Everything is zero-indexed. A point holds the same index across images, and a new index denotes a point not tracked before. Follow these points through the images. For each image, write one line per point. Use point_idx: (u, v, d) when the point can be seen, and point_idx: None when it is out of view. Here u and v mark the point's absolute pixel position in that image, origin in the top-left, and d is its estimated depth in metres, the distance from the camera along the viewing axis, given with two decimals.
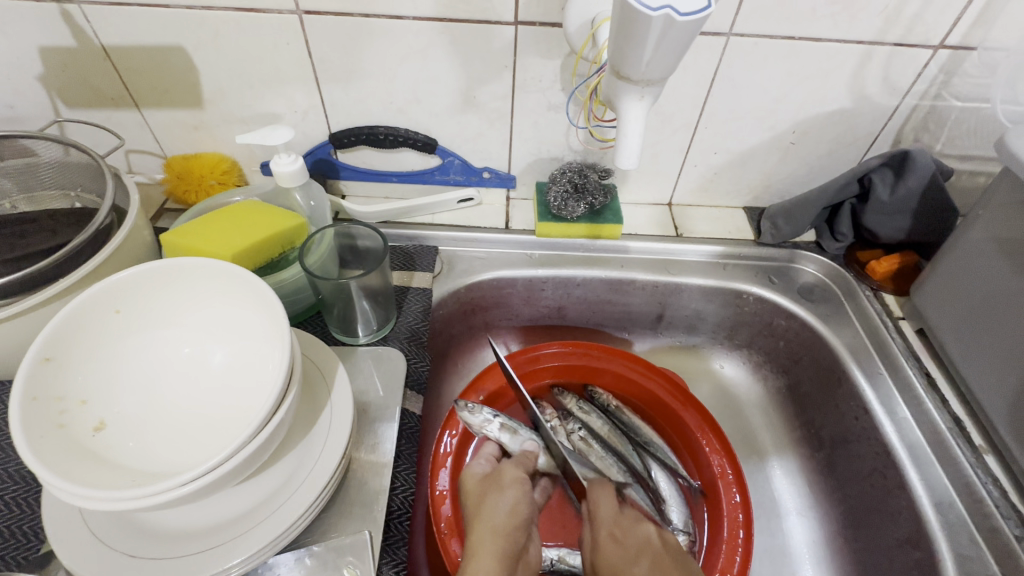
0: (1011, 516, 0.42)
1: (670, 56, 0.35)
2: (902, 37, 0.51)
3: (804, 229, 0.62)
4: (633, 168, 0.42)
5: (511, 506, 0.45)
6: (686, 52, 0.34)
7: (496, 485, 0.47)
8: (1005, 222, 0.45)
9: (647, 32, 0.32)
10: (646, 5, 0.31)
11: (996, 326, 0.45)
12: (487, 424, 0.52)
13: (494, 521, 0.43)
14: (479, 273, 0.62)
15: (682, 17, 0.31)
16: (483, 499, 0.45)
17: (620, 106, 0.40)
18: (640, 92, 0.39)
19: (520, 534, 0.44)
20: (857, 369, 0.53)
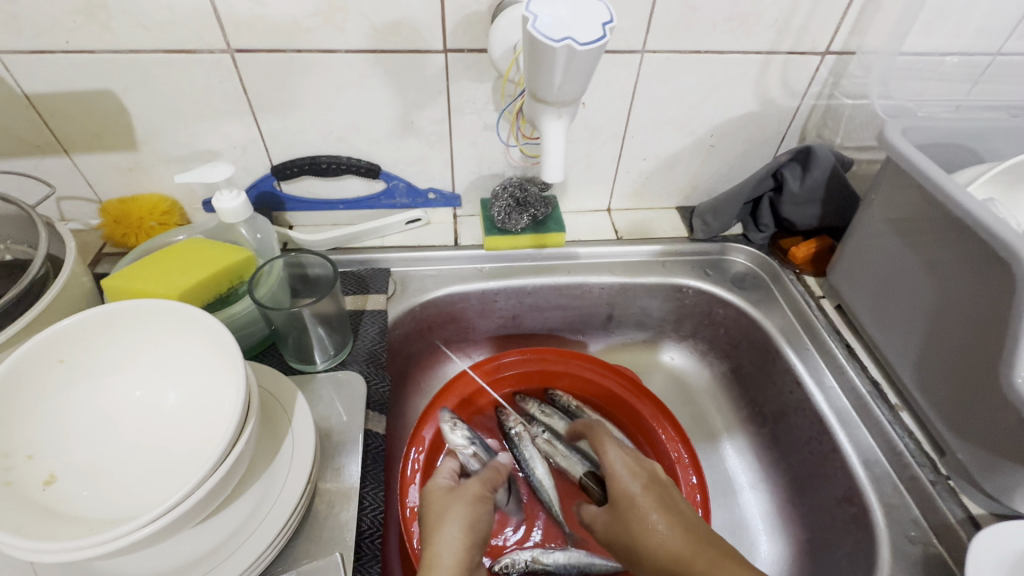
0: (926, 464, 0.47)
1: (580, 80, 0.39)
2: (794, 46, 0.57)
3: (731, 223, 0.68)
4: (559, 181, 0.46)
5: (469, 518, 0.45)
6: (592, 77, 0.38)
7: (457, 495, 0.47)
8: (893, 204, 0.50)
9: (555, 61, 0.36)
10: (548, 38, 0.34)
11: (897, 297, 0.51)
12: (462, 447, 0.55)
13: (451, 534, 0.43)
14: (433, 290, 0.64)
15: (582, 47, 0.34)
16: (439, 508, 0.45)
17: (542, 126, 0.44)
18: (558, 112, 0.42)
19: (475, 551, 0.43)
20: (789, 348, 0.58)
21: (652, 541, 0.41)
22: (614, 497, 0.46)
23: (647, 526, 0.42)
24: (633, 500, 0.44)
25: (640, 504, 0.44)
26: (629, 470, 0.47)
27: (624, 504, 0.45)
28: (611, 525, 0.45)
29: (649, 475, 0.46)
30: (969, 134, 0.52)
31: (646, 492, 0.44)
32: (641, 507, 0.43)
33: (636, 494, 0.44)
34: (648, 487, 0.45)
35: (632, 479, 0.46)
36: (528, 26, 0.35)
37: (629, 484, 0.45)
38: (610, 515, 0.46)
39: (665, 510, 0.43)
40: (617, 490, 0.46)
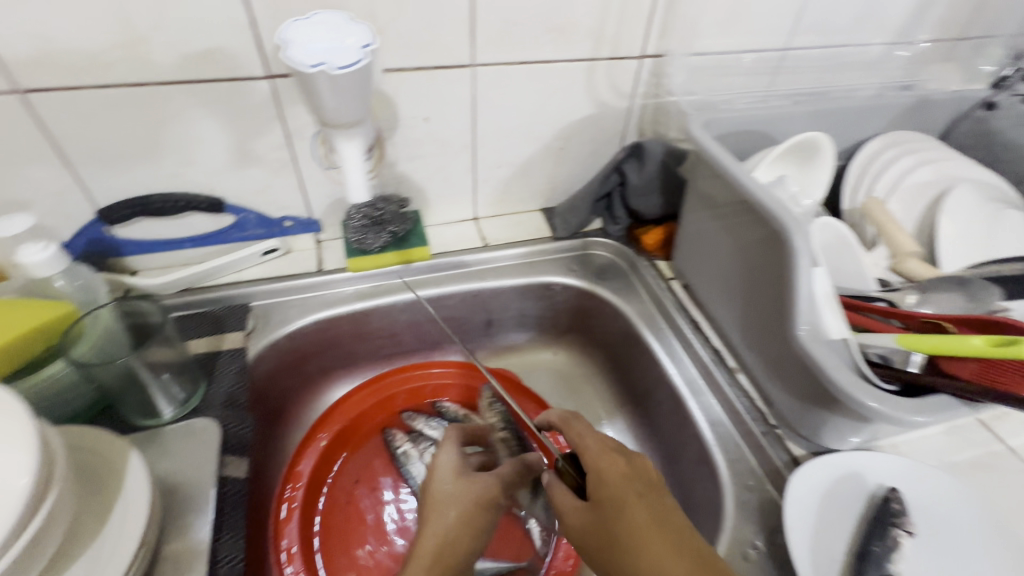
0: (758, 418, 0.52)
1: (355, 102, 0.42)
2: (612, 52, 0.62)
3: (587, 219, 0.71)
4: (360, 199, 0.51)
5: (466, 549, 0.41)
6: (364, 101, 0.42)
7: (460, 486, 0.45)
8: (705, 189, 0.55)
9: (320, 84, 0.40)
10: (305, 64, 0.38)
11: (722, 272, 0.56)
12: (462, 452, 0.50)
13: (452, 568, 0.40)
14: (298, 319, 0.62)
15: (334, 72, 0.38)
16: (441, 494, 0.44)
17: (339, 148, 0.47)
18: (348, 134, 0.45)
19: (466, 538, 0.42)
20: (646, 330, 0.63)
21: (643, 550, 0.33)
22: (598, 496, 0.37)
23: (635, 531, 0.34)
24: (625, 501, 0.36)
25: (632, 508, 0.35)
26: (616, 471, 0.38)
27: (613, 504, 0.36)
28: (592, 525, 0.36)
29: (641, 477, 0.38)
30: (763, 120, 0.59)
31: (635, 497, 0.36)
32: (633, 512, 0.35)
33: (626, 495, 0.36)
34: (640, 490, 0.36)
35: (622, 480, 0.37)
36: (281, 54, 0.40)
37: (616, 482, 0.37)
38: (590, 514, 0.37)
39: (659, 521, 0.34)
40: (605, 488, 0.37)
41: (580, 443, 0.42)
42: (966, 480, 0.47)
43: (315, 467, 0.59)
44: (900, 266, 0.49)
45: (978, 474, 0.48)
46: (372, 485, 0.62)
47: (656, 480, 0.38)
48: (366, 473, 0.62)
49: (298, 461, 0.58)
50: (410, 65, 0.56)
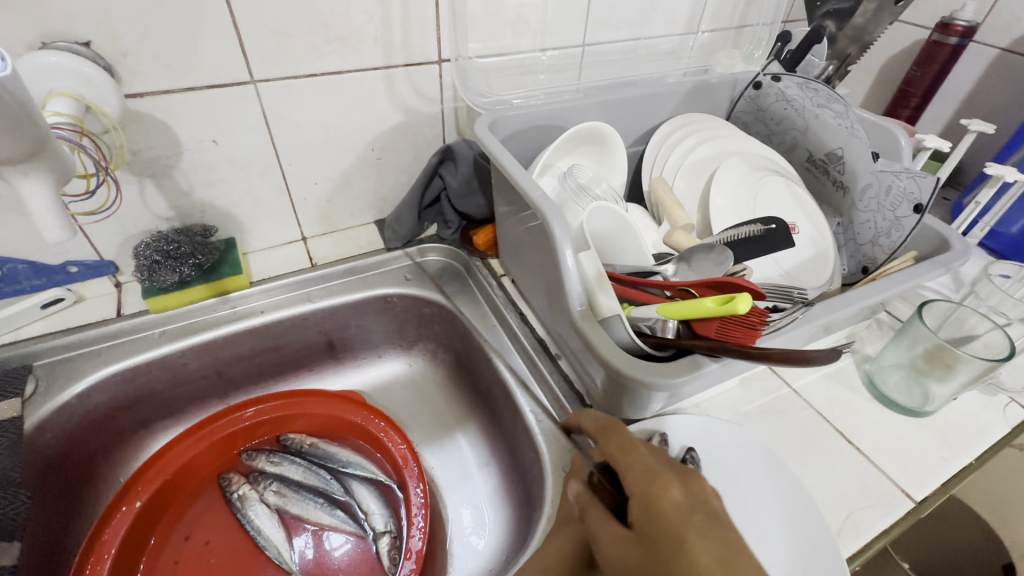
0: (574, 400, 0.54)
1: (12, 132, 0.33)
2: (407, 58, 0.61)
3: (418, 228, 0.71)
4: (61, 240, 0.40)
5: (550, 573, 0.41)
6: (21, 125, 0.33)
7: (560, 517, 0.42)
8: (503, 185, 0.57)
9: None
10: None
11: (533, 262, 0.58)
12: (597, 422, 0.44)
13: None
14: (90, 374, 0.55)
15: None
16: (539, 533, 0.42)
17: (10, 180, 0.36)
18: (21, 167, 0.35)
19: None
20: (481, 330, 0.63)
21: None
22: (647, 531, 0.30)
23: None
24: (685, 539, 0.29)
25: (693, 550, 0.28)
26: (671, 502, 0.31)
27: (664, 541, 0.29)
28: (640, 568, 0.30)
29: (698, 508, 0.30)
30: (553, 115, 0.61)
31: (693, 534, 0.29)
32: (694, 553, 0.28)
33: (686, 532, 0.29)
34: (701, 528, 0.29)
35: (677, 511, 0.30)
36: None
37: (672, 514, 0.30)
38: (641, 553, 0.30)
39: (726, 568, 0.27)
40: (658, 523, 0.30)
41: (625, 461, 0.35)
42: (754, 427, 0.51)
43: (128, 533, 0.53)
44: (669, 239, 0.54)
45: (765, 419, 0.52)
46: (206, 539, 0.57)
47: (709, 513, 0.30)
48: (199, 527, 0.58)
49: (104, 530, 0.51)
50: (177, 85, 0.51)
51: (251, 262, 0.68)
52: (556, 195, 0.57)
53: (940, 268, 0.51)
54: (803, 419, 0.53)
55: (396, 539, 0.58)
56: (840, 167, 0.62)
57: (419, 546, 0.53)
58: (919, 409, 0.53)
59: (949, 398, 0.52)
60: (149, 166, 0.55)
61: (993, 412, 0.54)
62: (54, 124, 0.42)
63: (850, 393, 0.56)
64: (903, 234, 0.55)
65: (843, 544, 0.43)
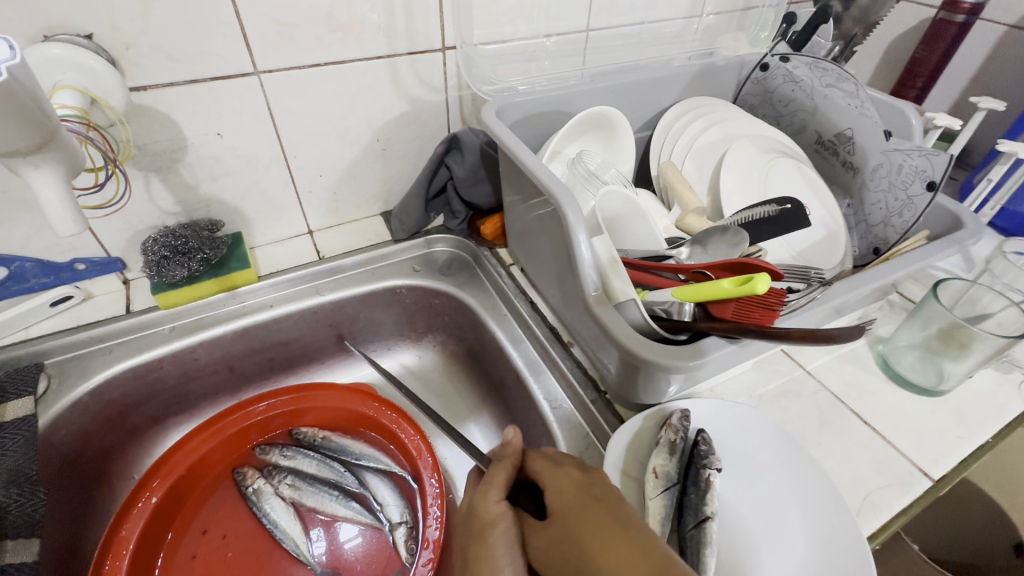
0: (588, 387, 0.54)
1: (20, 123, 0.32)
2: (411, 46, 0.60)
3: (425, 219, 0.71)
4: (74, 232, 0.39)
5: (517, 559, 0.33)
6: (27, 114, 0.32)
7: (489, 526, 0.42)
8: (512, 173, 0.56)
9: None
10: None
11: (542, 250, 0.57)
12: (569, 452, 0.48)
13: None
14: (102, 371, 0.55)
15: None
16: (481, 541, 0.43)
17: (21, 173, 0.36)
18: (33, 159, 0.35)
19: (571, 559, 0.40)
20: (493, 321, 0.63)
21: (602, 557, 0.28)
22: (553, 509, 0.33)
23: (591, 536, 0.30)
24: (584, 506, 0.32)
25: (591, 512, 0.31)
26: (568, 483, 0.35)
27: (569, 513, 0.32)
28: (546, 543, 0.32)
29: (596, 484, 0.34)
30: (559, 101, 0.61)
31: (592, 502, 0.32)
32: (595, 512, 0.31)
33: (587, 500, 0.32)
34: (598, 497, 0.33)
35: (574, 488, 0.34)
36: None
37: (573, 494, 0.34)
38: (546, 530, 0.32)
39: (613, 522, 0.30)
40: (562, 500, 0.34)
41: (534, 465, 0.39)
42: (769, 409, 0.51)
43: (146, 528, 0.53)
44: (682, 223, 0.54)
45: (780, 401, 0.52)
46: (224, 533, 0.58)
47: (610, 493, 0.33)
48: (216, 521, 0.58)
49: (121, 525, 0.51)
50: (181, 77, 0.51)
51: (259, 257, 0.67)
52: (566, 179, 0.57)
53: (954, 246, 0.50)
54: (818, 401, 0.52)
55: (412, 530, 0.58)
56: (850, 148, 0.62)
57: (437, 536, 0.53)
58: (934, 388, 0.53)
59: (964, 375, 0.52)
60: (155, 160, 0.54)
61: (1008, 389, 0.54)
62: (62, 117, 0.41)
63: (864, 374, 0.55)
64: (916, 213, 0.54)
65: (863, 522, 0.43)
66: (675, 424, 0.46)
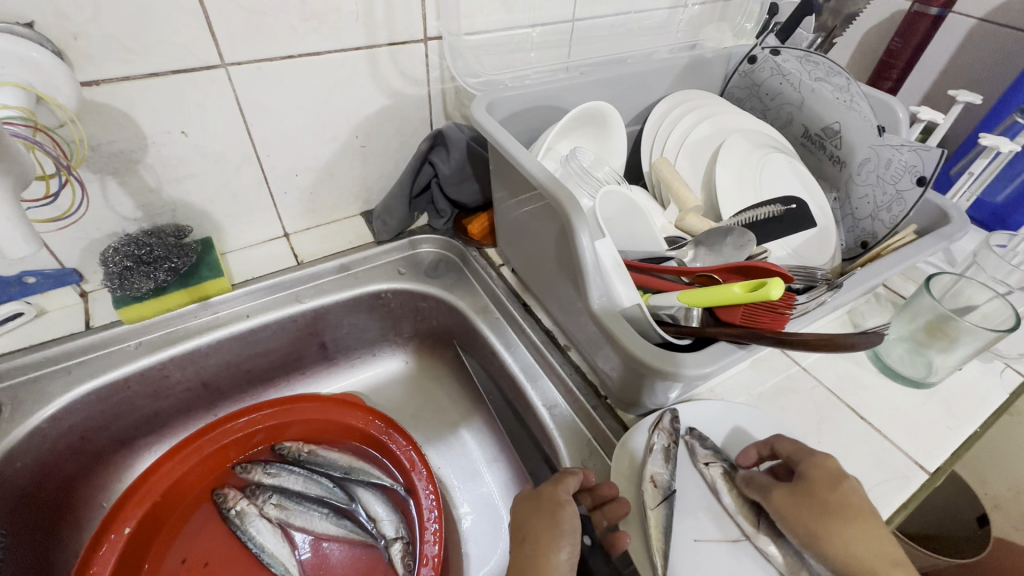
0: (587, 391, 0.53)
1: None
2: (391, 37, 0.57)
3: (409, 220, 0.68)
4: (30, 253, 0.35)
5: (574, 546, 0.38)
6: None
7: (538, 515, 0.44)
8: (502, 170, 0.54)
9: None
10: None
11: (535, 251, 0.55)
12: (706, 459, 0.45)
13: (561, 561, 0.37)
14: (61, 395, 0.50)
15: None
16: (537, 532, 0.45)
17: None
18: None
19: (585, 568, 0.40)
20: (484, 324, 0.61)
21: (841, 531, 0.36)
22: (810, 477, 0.39)
23: (848, 516, 0.37)
24: (838, 486, 0.38)
25: (844, 495, 0.38)
26: (831, 469, 0.39)
27: (823, 485, 0.38)
28: (793, 503, 0.39)
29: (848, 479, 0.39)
30: (551, 96, 0.58)
31: (846, 489, 0.38)
32: (843, 495, 0.38)
33: (840, 486, 0.38)
34: (852, 484, 0.38)
35: (836, 473, 0.39)
36: None
37: (832, 477, 0.39)
38: (794, 489, 0.39)
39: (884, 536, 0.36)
40: (818, 476, 0.39)
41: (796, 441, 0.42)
42: (769, 408, 0.51)
43: (119, 562, 0.49)
44: (681, 223, 0.53)
45: (779, 399, 0.52)
46: (205, 559, 0.54)
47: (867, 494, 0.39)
48: (195, 547, 0.55)
49: (91, 562, 0.47)
50: (138, 71, 0.46)
51: (231, 263, 0.63)
52: (559, 176, 0.55)
53: (942, 242, 0.51)
54: (814, 397, 0.53)
55: (408, 545, 0.56)
56: (837, 141, 0.62)
57: (436, 552, 0.51)
58: (923, 380, 0.54)
59: (952, 367, 0.53)
60: (112, 161, 0.49)
61: (990, 379, 0.55)
62: (5, 120, 0.37)
63: (857, 367, 0.56)
64: (905, 208, 0.54)
65: None
66: (666, 427, 0.45)
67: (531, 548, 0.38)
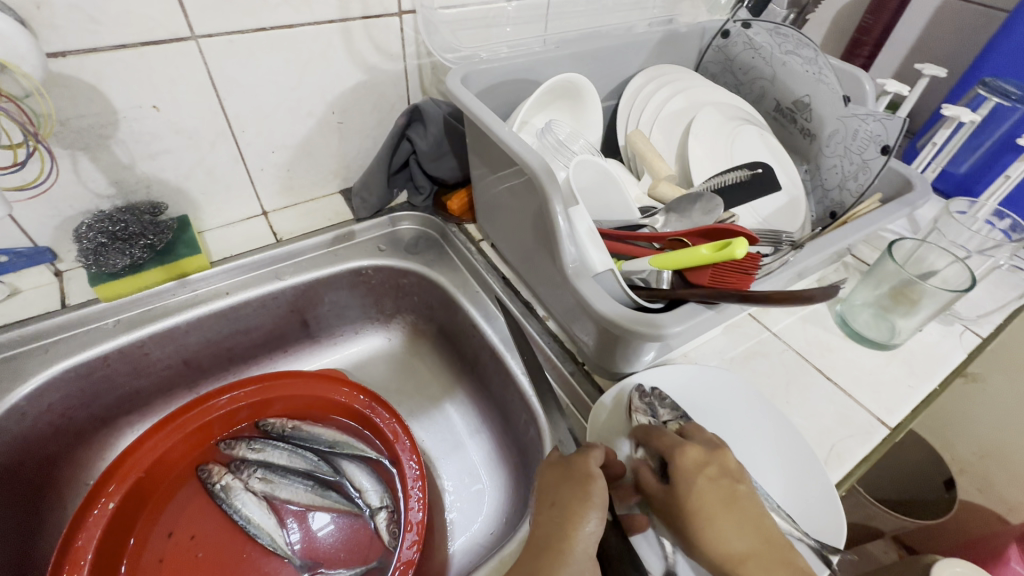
0: (566, 358, 0.54)
1: None
2: (365, 11, 0.56)
3: (389, 197, 0.68)
4: None
5: (602, 520, 0.37)
6: None
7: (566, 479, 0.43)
8: (479, 144, 0.55)
9: None
10: None
11: (512, 222, 0.56)
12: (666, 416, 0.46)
13: (586, 533, 0.37)
14: (39, 372, 0.50)
15: None
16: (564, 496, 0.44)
17: None
18: None
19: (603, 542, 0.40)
20: (464, 298, 0.62)
21: (711, 526, 0.37)
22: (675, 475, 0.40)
23: (708, 514, 0.37)
24: (696, 482, 0.39)
25: (703, 489, 0.38)
26: (695, 458, 0.40)
27: (685, 482, 0.39)
28: (666, 506, 0.40)
29: (714, 463, 0.40)
30: (526, 69, 0.59)
31: (706, 480, 0.39)
32: (703, 488, 0.38)
33: (698, 480, 0.39)
34: (714, 474, 0.39)
35: (695, 464, 0.40)
36: None
37: (693, 468, 0.39)
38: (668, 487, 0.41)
39: (753, 516, 0.37)
40: (679, 472, 0.40)
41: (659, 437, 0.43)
42: (741, 370, 0.53)
43: (104, 536, 0.49)
44: (655, 191, 0.55)
45: (750, 362, 0.54)
46: (191, 534, 0.55)
47: (737, 467, 0.40)
48: (181, 521, 0.55)
49: (76, 535, 0.48)
50: (106, 42, 0.45)
51: (210, 241, 0.63)
52: (535, 149, 0.55)
53: (905, 208, 0.52)
54: (784, 360, 0.55)
55: (393, 514, 0.57)
56: (808, 114, 0.64)
57: (420, 518, 0.52)
58: (887, 342, 0.56)
59: (914, 329, 0.55)
60: (82, 136, 0.49)
61: (950, 340, 0.58)
62: None
63: (825, 332, 0.58)
64: (871, 176, 0.56)
65: (831, 471, 0.46)
66: (638, 406, 0.46)
67: (559, 513, 0.38)
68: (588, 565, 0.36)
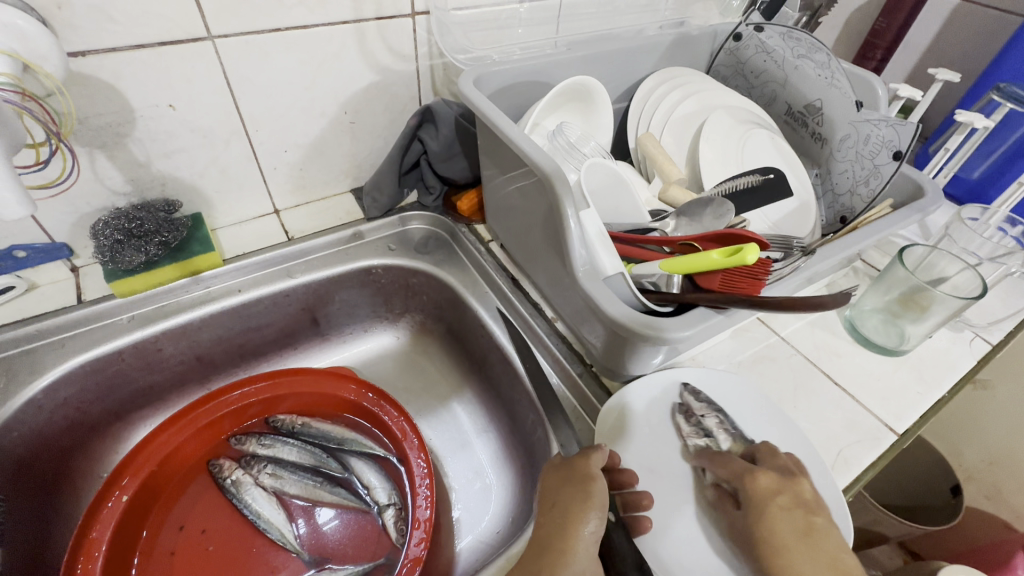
0: (573, 359, 0.55)
1: None
2: (378, 12, 0.57)
3: (400, 197, 0.69)
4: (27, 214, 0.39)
5: (602, 521, 0.38)
6: None
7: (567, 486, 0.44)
8: (490, 146, 0.55)
9: None
10: None
11: (522, 224, 0.56)
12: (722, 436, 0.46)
13: (586, 533, 0.37)
14: (55, 366, 0.51)
15: None
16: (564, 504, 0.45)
17: None
18: None
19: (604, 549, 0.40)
20: (473, 298, 0.63)
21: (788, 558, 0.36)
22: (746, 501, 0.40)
23: (782, 543, 0.37)
24: (770, 510, 0.38)
25: (777, 521, 0.38)
26: (767, 484, 0.40)
27: (757, 509, 0.39)
28: (740, 534, 0.40)
29: (786, 492, 0.39)
30: (538, 71, 0.59)
31: (782, 510, 0.38)
32: (777, 517, 0.38)
33: (771, 507, 0.38)
34: (785, 504, 0.38)
35: (768, 491, 0.39)
36: None
37: (765, 495, 0.39)
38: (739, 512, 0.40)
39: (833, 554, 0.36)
40: (752, 498, 0.39)
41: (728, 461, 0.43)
42: (749, 375, 0.53)
43: (117, 528, 0.50)
44: (665, 195, 0.55)
45: (757, 366, 0.54)
46: (202, 528, 0.55)
47: (813, 497, 0.39)
48: (193, 515, 0.56)
49: (91, 526, 0.48)
50: (125, 42, 0.46)
51: (222, 239, 0.63)
52: (547, 151, 0.56)
53: (917, 214, 0.52)
54: (791, 365, 0.55)
55: (401, 511, 0.57)
56: (819, 119, 0.63)
57: (428, 515, 0.52)
58: (897, 347, 0.56)
59: (924, 336, 0.55)
60: (100, 134, 0.49)
61: (960, 347, 0.57)
62: None
63: (834, 337, 0.58)
64: (882, 181, 0.56)
65: (838, 476, 0.46)
66: (687, 430, 0.47)
67: (560, 513, 0.38)
68: (589, 564, 0.36)
